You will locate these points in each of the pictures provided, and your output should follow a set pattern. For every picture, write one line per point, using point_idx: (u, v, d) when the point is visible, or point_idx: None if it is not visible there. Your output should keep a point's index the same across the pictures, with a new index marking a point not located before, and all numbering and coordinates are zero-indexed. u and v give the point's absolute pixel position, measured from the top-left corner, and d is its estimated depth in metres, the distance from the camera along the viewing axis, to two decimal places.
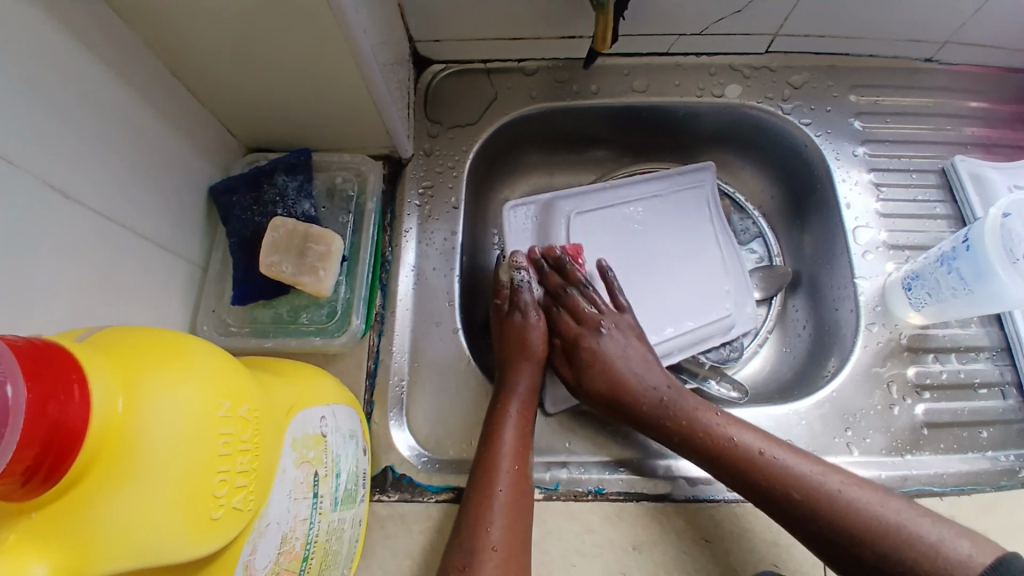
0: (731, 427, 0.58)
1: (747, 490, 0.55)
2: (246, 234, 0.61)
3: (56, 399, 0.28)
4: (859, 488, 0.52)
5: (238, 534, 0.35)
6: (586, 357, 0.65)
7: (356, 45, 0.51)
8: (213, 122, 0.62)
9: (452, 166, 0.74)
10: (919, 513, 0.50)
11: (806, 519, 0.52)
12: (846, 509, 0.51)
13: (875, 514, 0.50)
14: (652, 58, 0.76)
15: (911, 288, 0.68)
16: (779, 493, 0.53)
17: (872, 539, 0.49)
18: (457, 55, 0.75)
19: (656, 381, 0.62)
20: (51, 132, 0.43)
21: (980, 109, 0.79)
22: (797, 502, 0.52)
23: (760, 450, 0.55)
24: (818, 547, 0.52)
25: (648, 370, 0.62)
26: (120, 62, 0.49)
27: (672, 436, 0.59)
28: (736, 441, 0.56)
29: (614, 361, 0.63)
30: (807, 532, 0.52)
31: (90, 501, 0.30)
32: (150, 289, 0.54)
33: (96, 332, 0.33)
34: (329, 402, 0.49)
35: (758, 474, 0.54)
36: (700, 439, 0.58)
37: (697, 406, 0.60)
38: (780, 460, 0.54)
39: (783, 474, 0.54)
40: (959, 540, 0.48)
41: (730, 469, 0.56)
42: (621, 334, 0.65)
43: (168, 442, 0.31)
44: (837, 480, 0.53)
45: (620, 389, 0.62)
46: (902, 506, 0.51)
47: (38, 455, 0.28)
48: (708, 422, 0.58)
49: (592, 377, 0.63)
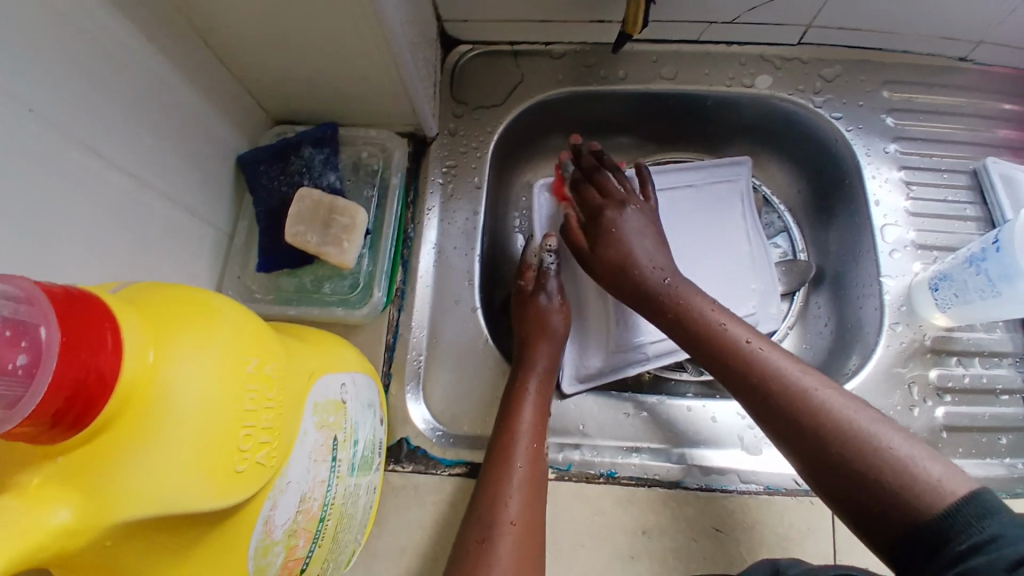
0: (724, 318, 0.58)
1: (726, 378, 0.55)
2: (272, 204, 0.62)
3: (88, 347, 0.29)
4: (838, 393, 0.49)
5: (259, 489, 0.36)
6: (605, 226, 0.66)
7: (387, 18, 0.51)
8: (244, 92, 0.63)
9: (476, 147, 0.74)
10: (895, 431, 0.46)
11: (771, 411, 0.51)
12: (814, 408, 0.49)
13: (845, 417, 0.47)
14: (682, 45, 0.76)
15: (938, 288, 0.67)
16: (752, 382, 0.53)
17: (833, 439, 0.47)
18: (486, 36, 0.75)
19: (664, 265, 0.63)
20: (86, 94, 0.44)
21: (1015, 111, 0.77)
22: (768, 393, 0.51)
23: (747, 341, 0.55)
24: (782, 444, 0.50)
25: (659, 249, 0.65)
26: (154, 27, 0.50)
27: (667, 314, 0.61)
28: (725, 328, 0.57)
29: (630, 236, 0.65)
30: (773, 426, 0.51)
31: (116, 448, 0.30)
32: (177, 254, 0.55)
33: (128, 285, 0.34)
34: (349, 370, 0.50)
35: (736, 360, 0.54)
36: (691, 319, 0.59)
37: (695, 292, 0.61)
38: (763, 353, 0.54)
39: (762, 365, 0.53)
40: (931, 463, 0.43)
41: (712, 353, 0.56)
42: (642, 216, 0.67)
43: (194, 392, 0.32)
44: (816, 381, 0.50)
45: (624, 258, 0.64)
46: (879, 419, 0.47)
47: (68, 400, 0.28)
48: (700, 310, 0.59)
49: (607, 245, 0.65)
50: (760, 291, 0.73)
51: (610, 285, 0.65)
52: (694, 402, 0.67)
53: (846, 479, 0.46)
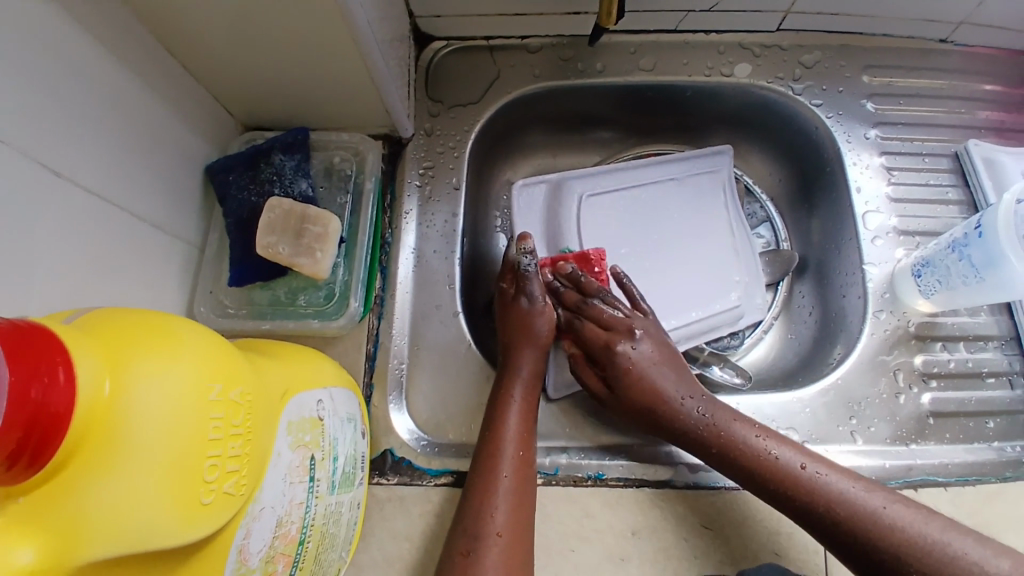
0: (768, 442, 0.56)
1: (785, 506, 0.54)
2: (242, 214, 0.60)
3: (39, 382, 0.28)
4: (905, 506, 0.51)
5: (231, 519, 0.35)
6: (618, 366, 0.62)
7: (353, 19, 0.50)
8: (210, 98, 0.61)
9: (453, 147, 0.72)
10: (963, 536, 0.49)
11: (848, 539, 0.51)
12: (892, 531, 0.50)
13: (921, 534, 0.49)
14: (660, 35, 0.74)
15: (921, 275, 0.66)
16: (821, 512, 0.52)
17: (918, 562, 0.49)
18: (459, 32, 0.73)
19: (690, 392, 0.60)
20: (41, 110, 0.42)
21: (995, 92, 0.77)
22: (842, 523, 0.51)
23: (802, 465, 0.54)
24: (861, 567, 0.51)
25: (680, 380, 0.61)
26: (112, 33, 0.48)
27: (710, 448, 0.58)
28: (777, 456, 0.55)
29: (649, 372, 0.61)
30: (848, 551, 0.51)
31: (76, 487, 0.29)
32: (146, 270, 0.53)
33: (83, 314, 0.33)
34: (327, 385, 0.49)
35: (799, 491, 0.53)
36: (738, 453, 0.56)
37: (732, 417, 0.58)
38: (823, 477, 0.53)
39: (827, 492, 0.52)
40: (997, 558, 0.48)
41: (771, 484, 0.54)
42: (653, 339, 0.63)
43: (157, 427, 0.31)
44: (880, 497, 0.52)
45: (655, 396, 0.60)
46: (944, 525, 0.50)
47: (22, 438, 0.27)
48: (746, 439, 0.56)
49: (627, 387, 0.61)
50: (744, 283, 0.72)
51: (643, 425, 0.61)
52: None
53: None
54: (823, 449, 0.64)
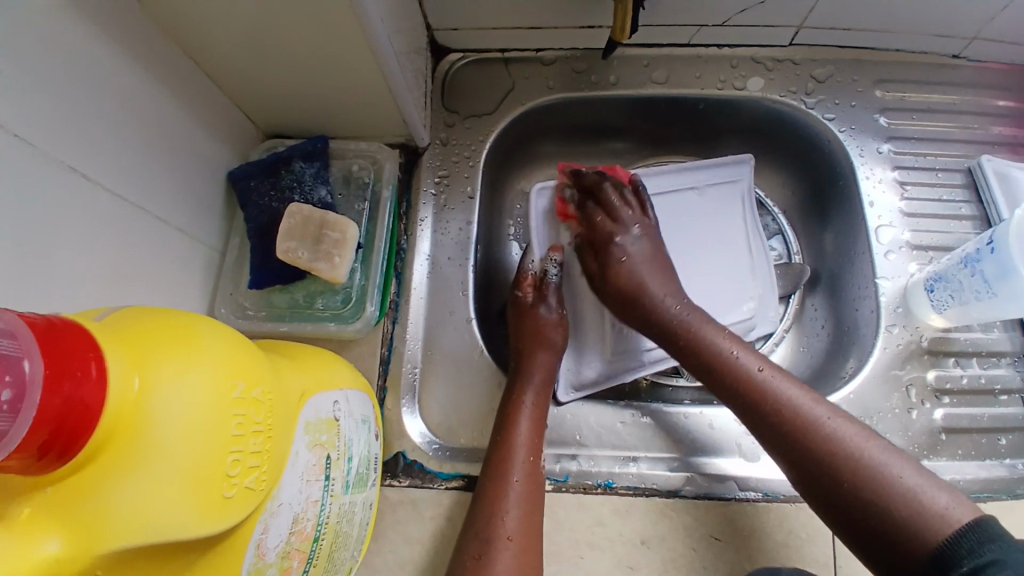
0: (733, 344, 0.58)
1: (734, 404, 0.56)
2: (262, 220, 0.62)
3: (71, 378, 0.29)
4: (849, 423, 0.50)
5: (250, 514, 0.36)
6: (615, 253, 0.66)
7: (372, 32, 0.51)
8: (233, 108, 0.63)
9: (468, 156, 0.74)
10: (905, 463, 0.46)
11: (783, 443, 0.51)
12: (827, 437, 0.49)
13: (857, 447, 0.48)
14: (673, 49, 0.76)
15: (933, 289, 0.66)
16: (763, 412, 0.53)
17: (846, 467, 0.47)
18: (475, 45, 0.75)
19: (673, 294, 0.63)
20: (72, 117, 0.44)
21: (1008, 107, 0.77)
22: (780, 421, 0.52)
23: (759, 369, 0.55)
24: (792, 472, 0.51)
25: (668, 283, 0.64)
26: (140, 44, 0.50)
27: (677, 342, 0.61)
28: (736, 358, 0.56)
29: (640, 267, 0.64)
30: (782, 453, 0.51)
31: (104, 479, 0.30)
32: (168, 273, 0.55)
33: (113, 312, 0.34)
34: (342, 387, 0.50)
35: (746, 388, 0.54)
36: (700, 347, 0.59)
37: (705, 321, 0.61)
38: (775, 382, 0.54)
39: (773, 394, 0.53)
40: (939, 493, 0.44)
41: (723, 381, 0.56)
42: (650, 238, 0.67)
43: (182, 421, 0.32)
44: (826, 411, 0.51)
45: (634, 283, 0.64)
46: (887, 449, 0.47)
47: (53, 432, 0.28)
48: (712, 339, 0.59)
49: (617, 273, 0.65)
50: (760, 296, 0.73)
51: (625, 316, 0.65)
52: (689, 408, 0.67)
53: (859, 510, 0.46)
54: None
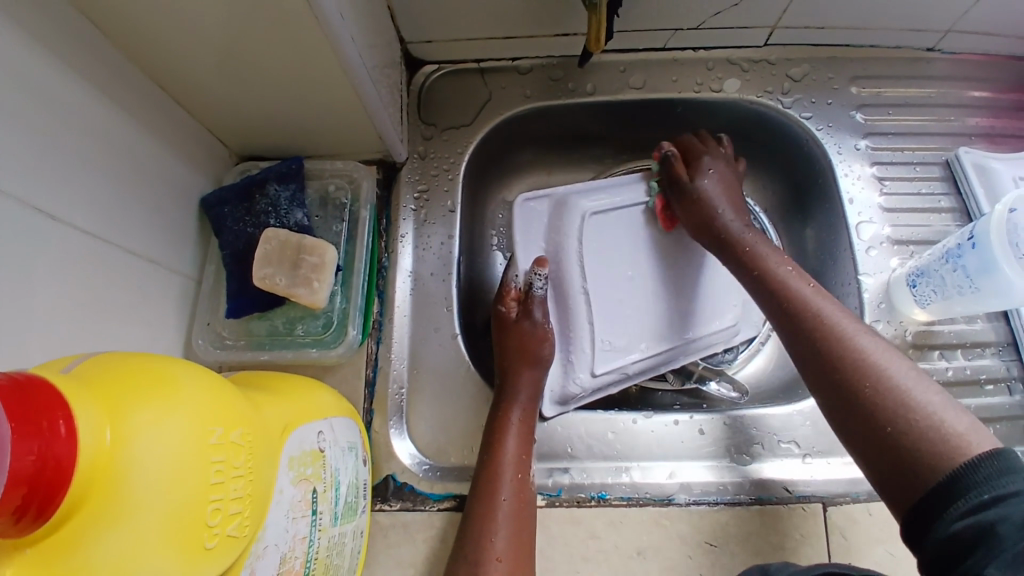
0: (784, 264, 0.60)
1: (776, 313, 0.57)
2: (238, 246, 0.61)
3: (41, 438, 0.28)
4: (883, 344, 0.50)
5: (235, 558, 0.35)
6: (704, 168, 0.70)
7: (342, 51, 0.50)
8: (204, 131, 0.62)
9: (447, 169, 0.73)
10: (933, 388, 0.46)
11: (814, 348, 0.52)
12: (858, 349, 0.50)
13: (886, 365, 0.48)
14: (649, 53, 0.75)
15: (916, 284, 0.67)
16: (801, 321, 0.54)
17: (869, 376, 0.48)
18: (449, 56, 0.74)
19: (741, 220, 0.67)
20: (36, 157, 0.42)
21: (983, 98, 0.78)
22: (815, 326, 0.53)
23: (810, 285, 0.57)
24: (815, 379, 0.52)
25: (738, 212, 0.68)
26: (102, 75, 0.48)
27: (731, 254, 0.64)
28: (785, 276, 0.59)
29: (721, 190, 0.69)
30: (812, 359, 0.52)
31: (82, 537, 0.29)
32: (143, 307, 0.53)
33: (82, 361, 0.33)
34: (326, 416, 0.49)
35: (790, 298, 0.56)
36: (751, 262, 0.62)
37: (763, 241, 0.64)
38: (819, 297, 0.55)
39: (814, 305, 0.55)
40: (960, 418, 0.44)
41: (769, 291, 0.59)
42: (723, 167, 0.71)
43: (160, 471, 0.31)
44: (860, 330, 0.52)
45: (705, 197, 0.68)
46: (916, 373, 0.47)
47: (27, 495, 0.27)
48: (767, 253, 0.62)
49: (701, 181, 0.69)
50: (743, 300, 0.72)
51: (688, 221, 0.69)
52: (680, 415, 0.66)
53: (874, 418, 0.46)
54: (826, 462, 0.63)
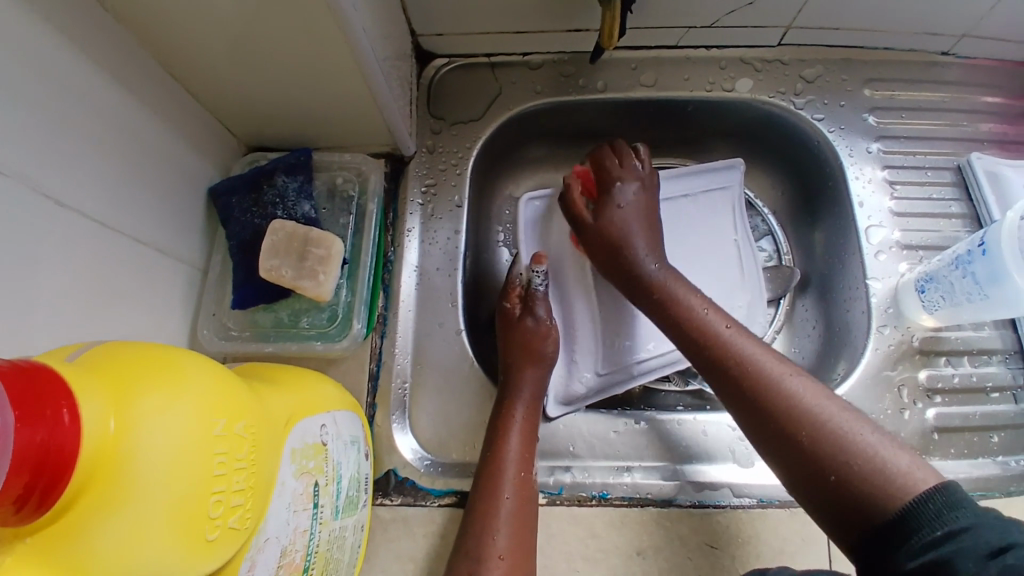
0: (704, 307, 0.59)
1: (703, 365, 0.56)
2: (245, 237, 0.61)
3: (44, 425, 0.28)
4: (810, 383, 0.50)
5: (236, 551, 0.35)
6: (612, 201, 0.67)
7: (354, 42, 0.50)
8: (213, 121, 0.61)
9: (455, 164, 0.72)
10: (866, 425, 0.46)
11: (742, 399, 0.51)
12: (786, 392, 0.49)
13: (816, 405, 0.48)
14: (661, 51, 0.74)
15: (925, 290, 0.66)
16: (725, 370, 0.54)
17: (801, 421, 0.47)
18: (460, 50, 0.74)
19: (656, 254, 0.64)
20: (46, 143, 0.42)
21: (997, 104, 0.77)
22: (741, 377, 0.52)
23: (727, 328, 0.56)
24: (754, 435, 0.50)
25: (653, 245, 0.65)
26: (112, 62, 0.48)
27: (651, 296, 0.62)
28: (705, 319, 0.58)
29: (632, 222, 0.66)
30: (743, 409, 0.51)
31: (84, 527, 0.29)
32: (149, 296, 0.53)
33: (87, 349, 0.33)
34: (330, 409, 0.49)
35: (713, 346, 0.55)
36: (674, 306, 0.60)
37: (681, 282, 0.62)
38: (740, 341, 0.55)
39: (737, 351, 0.54)
40: (899, 453, 0.43)
41: (691, 339, 0.57)
42: (643, 193, 0.68)
43: (162, 462, 0.31)
44: (785, 370, 0.51)
45: (623, 235, 0.65)
46: (846, 410, 0.47)
47: (29, 482, 0.27)
48: (683, 298, 0.60)
49: (609, 219, 0.66)
50: (749, 303, 0.71)
51: (607, 261, 0.66)
52: (682, 415, 0.67)
53: (815, 464, 0.45)
54: None
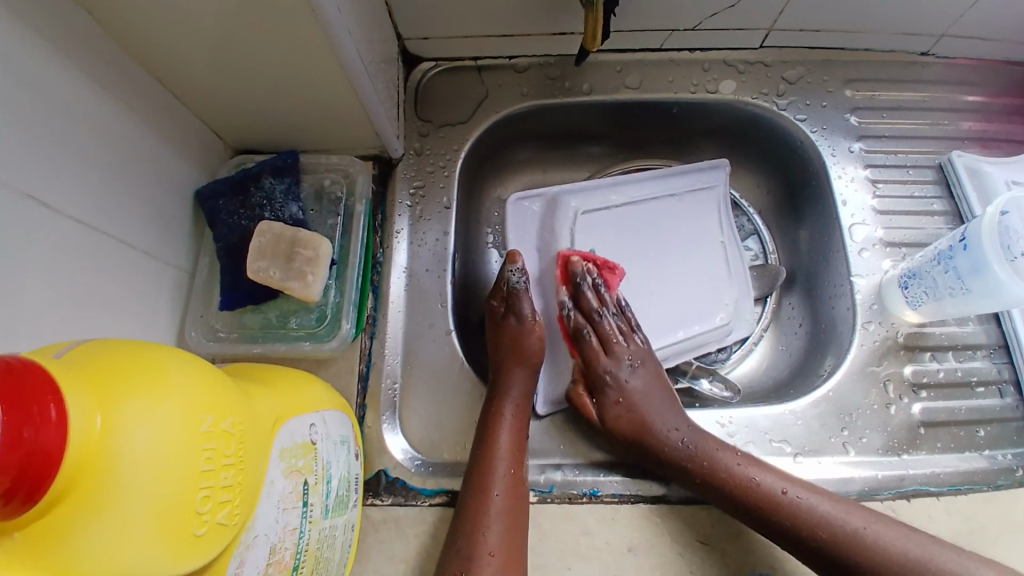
0: (752, 469, 0.57)
1: (775, 534, 0.56)
2: (231, 239, 0.61)
3: (30, 422, 0.28)
4: (882, 524, 0.54)
5: (224, 549, 0.35)
6: (613, 393, 0.64)
7: (339, 45, 0.50)
8: (200, 125, 0.62)
9: (443, 166, 0.73)
10: (941, 547, 0.53)
11: (833, 561, 0.54)
12: (875, 546, 0.53)
13: (902, 551, 0.53)
14: (645, 53, 0.75)
15: (908, 286, 0.67)
16: (805, 536, 0.54)
17: (901, 571, 0.52)
18: (447, 53, 0.74)
19: (677, 423, 0.61)
20: (30, 144, 0.42)
21: (977, 102, 0.78)
22: (825, 544, 0.54)
23: (782, 490, 0.56)
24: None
25: (671, 414, 0.62)
26: (97, 65, 0.48)
27: (694, 478, 0.58)
28: (759, 482, 0.56)
29: (639, 401, 0.64)
30: (835, 567, 0.54)
31: (71, 524, 0.29)
32: (136, 299, 0.53)
33: (74, 347, 0.33)
34: (319, 409, 0.49)
35: (782, 515, 0.55)
36: (724, 481, 0.57)
37: (718, 447, 0.59)
38: (802, 500, 0.55)
39: (809, 515, 0.55)
40: (980, 569, 0.51)
41: (755, 510, 0.56)
42: (638, 361, 0.66)
43: (150, 461, 0.31)
44: (859, 518, 0.54)
45: (640, 423, 0.62)
46: (923, 540, 0.53)
47: (15, 480, 0.27)
48: (731, 468, 0.57)
49: (617, 418, 0.63)
50: (736, 302, 0.73)
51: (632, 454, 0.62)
52: None
53: None
54: (817, 461, 0.65)
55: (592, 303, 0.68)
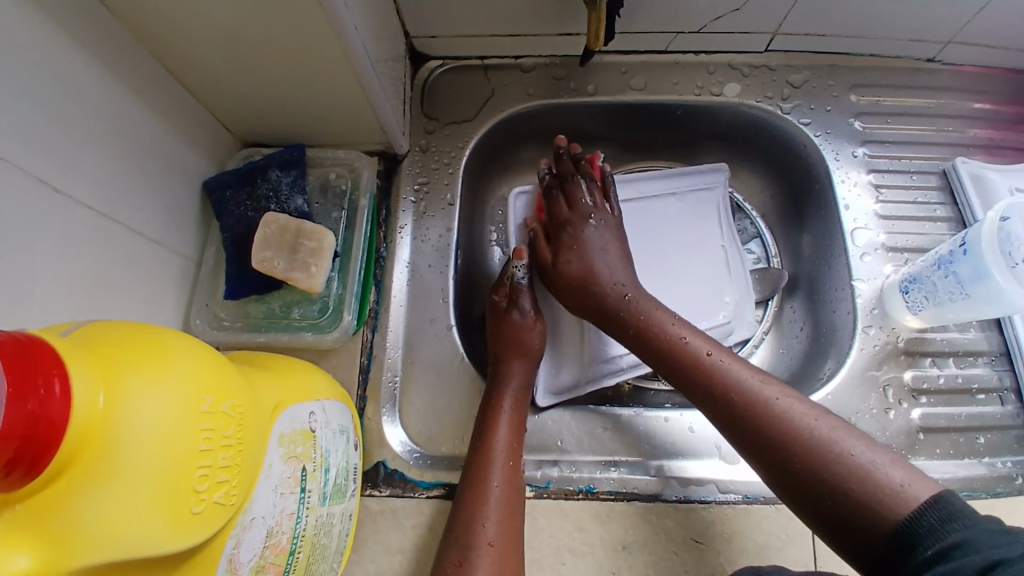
0: (685, 331, 0.59)
1: (692, 393, 0.56)
2: (239, 230, 0.61)
3: (35, 395, 0.29)
4: (799, 401, 0.51)
5: (220, 529, 0.35)
6: (568, 241, 0.67)
7: (348, 41, 0.51)
8: (210, 117, 0.63)
9: (448, 163, 0.74)
10: (860, 440, 0.48)
11: (739, 424, 0.52)
12: (780, 415, 0.50)
13: (806, 426, 0.49)
14: (651, 56, 0.76)
15: (909, 291, 0.68)
16: (717, 395, 0.54)
17: (797, 445, 0.49)
18: (454, 52, 0.75)
19: (625, 280, 0.64)
20: (45, 133, 0.43)
21: (983, 110, 0.78)
22: (732, 405, 0.53)
23: (708, 353, 0.57)
24: (747, 452, 0.52)
25: (622, 266, 0.65)
26: (112, 57, 0.49)
27: (628, 329, 0.62)
28: (686, 343, 0.58)
29: (593, 252, 0.65)
30: (742, 436, 0.52)
31: (72, 497, 0.30)
32: (143, 286, 0.54)
33: (80, 326, 0.34)
34: (320, 398, 0.50)
35: (699, 372, 0.56)
36: (654, 332, 0.60)
37: (656, 307, 0.62)
38: (724, 365, 0.55)
39: (725, 378, 0.54)
40: (892, 468, 0.46)
41: (678, 368, 0.57)
42: (606, 226, 0.68)
43: (150, 437, 0.31)
44: (775, 391, 0.52)
45: (588, 273, 0.64)
46: (837, 425, 0.49)
47: (19, 449, 0.28)
48: (663, 326, 0.60)
49: (567, 263, 0.66)
50: (737, 302, 0.73)
51: (573, 295, 0.65)
52: (670, 412, 0.67)
53: (815, 487, 0.47)
54: None
55: (568, 167, 0.70)
